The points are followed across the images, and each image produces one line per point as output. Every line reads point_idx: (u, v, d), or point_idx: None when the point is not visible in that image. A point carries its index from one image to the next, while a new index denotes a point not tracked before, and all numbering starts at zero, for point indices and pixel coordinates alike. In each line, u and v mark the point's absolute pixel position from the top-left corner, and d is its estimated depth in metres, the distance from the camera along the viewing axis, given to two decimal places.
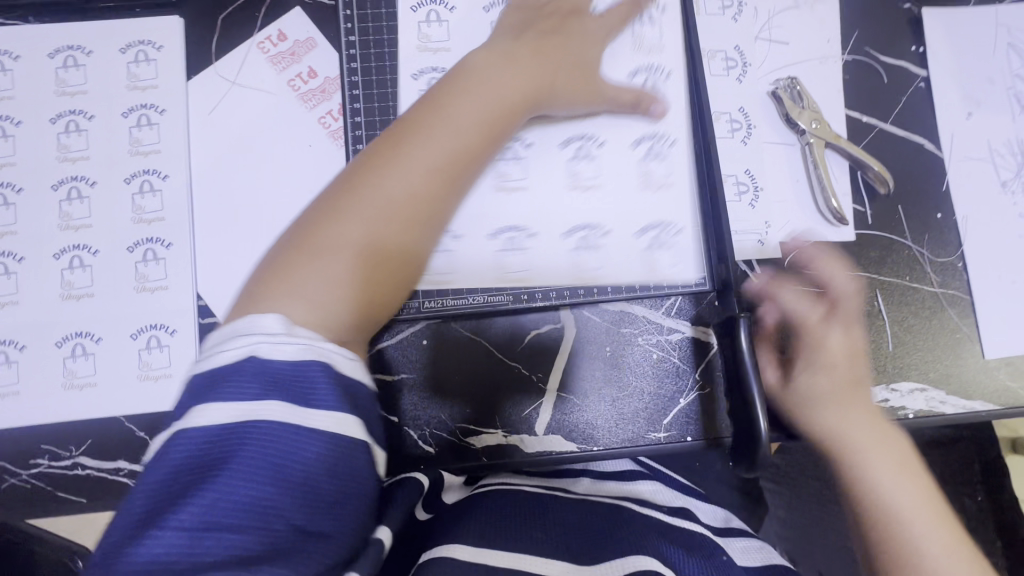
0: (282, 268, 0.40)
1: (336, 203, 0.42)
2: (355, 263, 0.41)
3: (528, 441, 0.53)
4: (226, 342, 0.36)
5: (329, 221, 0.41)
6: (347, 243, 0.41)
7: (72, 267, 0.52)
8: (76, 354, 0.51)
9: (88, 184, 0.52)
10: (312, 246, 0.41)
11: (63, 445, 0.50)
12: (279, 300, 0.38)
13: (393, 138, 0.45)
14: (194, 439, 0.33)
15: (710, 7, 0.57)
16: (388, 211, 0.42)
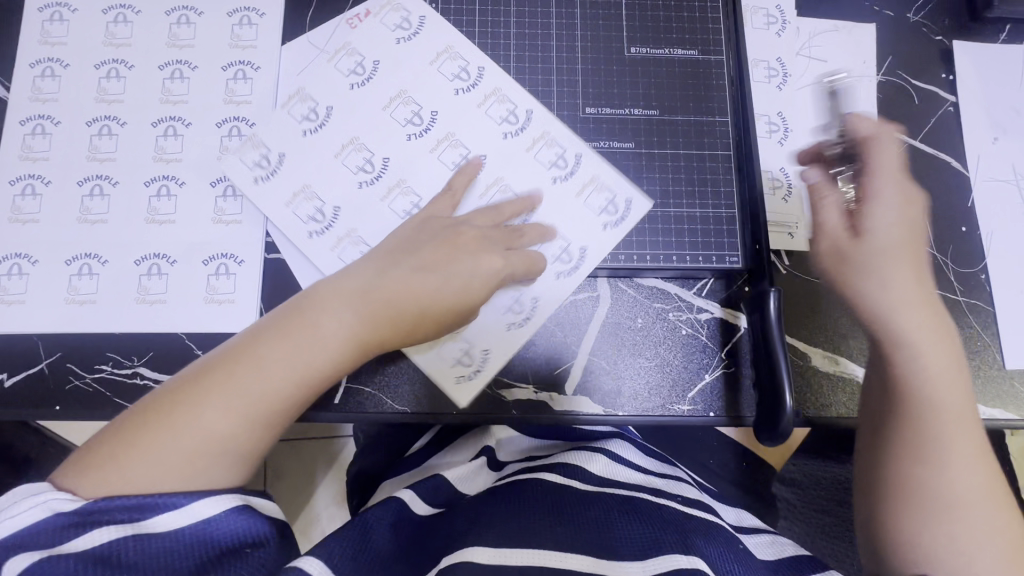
0: (131, 436, 0.43)
1: (285, 340, 0.46)
2: (208, 431, 0.43)
3: (559, 400, 0.56)
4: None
5: (176, 409, 0.43)
6: (168, 435, 0.42)
7: (160, 195, 0.57)
8: (152, 272, 0.55)
9: (184, 124, 0.58)
10: (310, 312, 0.47)
11: (128, 354, 0.54)
12: (252, 374, 0.44)
13: (243, 345, 0.46)
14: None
15: (756, 22, 0.63)
16: (218, 408, 0.43)
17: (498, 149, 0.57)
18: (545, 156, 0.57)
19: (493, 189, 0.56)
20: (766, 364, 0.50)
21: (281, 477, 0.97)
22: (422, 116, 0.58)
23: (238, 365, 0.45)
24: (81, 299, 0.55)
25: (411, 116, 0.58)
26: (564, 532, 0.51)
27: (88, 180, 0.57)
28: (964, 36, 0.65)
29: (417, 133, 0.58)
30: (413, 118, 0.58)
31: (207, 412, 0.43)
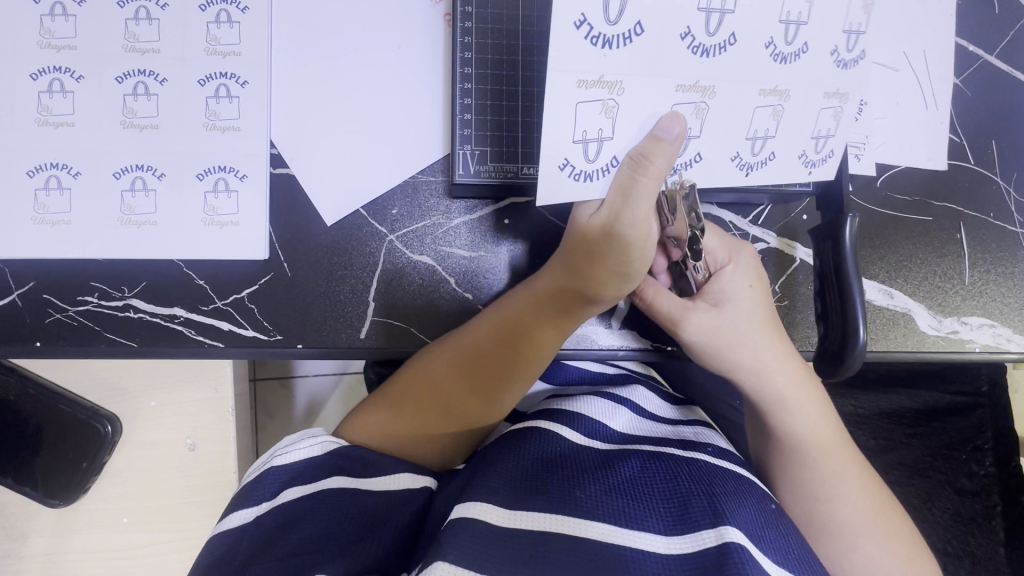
0: (392, 420, 0.49)
1: (516, 332, 0.49)
2: (464, 380, 0.49)
3: (602, 333, 0.54)
4: (298, 440, 0.46)
5: (429, 380, 0.49)
6: (442, 382, 0.49)
7: (136, 94, 0.47)
8: (136, 188, 0.47)
9: (158, 4, 0.47)
10: (511, 331, 0.49)
11: (116, 284, 0.47)
12: (469, 350, 0.49)
13: (461, 351, 0.49)
14: (270, 514, 0.42)
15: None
16: (472, 360, 0.49)
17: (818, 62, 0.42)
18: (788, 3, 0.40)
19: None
20: (838, 296, 0.49)
21: (273, 416, 0.94)
22: None
23: (441, 408, 0.49)
24: (52, 219, 0.46)
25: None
26: (586, 498, 0.44)
27: (44, 73, 0.46)
28: None
29: None
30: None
31: (439, 373, 0.49)
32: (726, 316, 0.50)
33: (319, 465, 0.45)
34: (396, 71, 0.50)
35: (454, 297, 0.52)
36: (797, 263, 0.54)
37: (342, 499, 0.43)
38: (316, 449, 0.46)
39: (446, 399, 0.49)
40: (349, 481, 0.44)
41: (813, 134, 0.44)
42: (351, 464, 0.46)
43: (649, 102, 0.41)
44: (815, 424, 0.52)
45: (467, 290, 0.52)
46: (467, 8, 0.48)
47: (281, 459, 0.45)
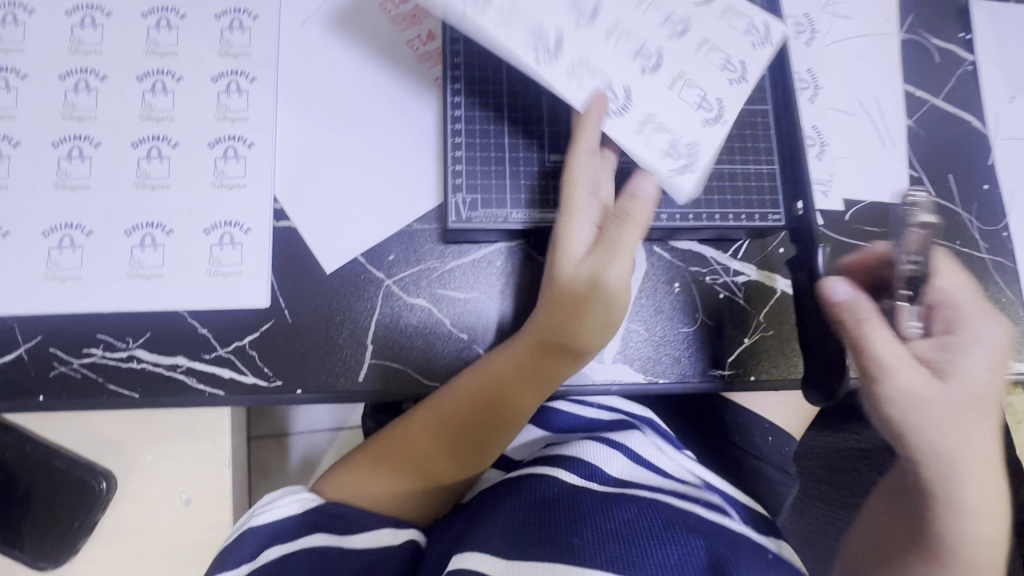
0: (370, 480, 0.50)
1: (503, 387, 0.50)
2: (445, 440, 0.51)
3: (594, 368, 0.54)
4: (277, 499, 0.48)
5: (414, 440, 0.51)
6: (425, 440, 0.51)
7: (149, 157, 0.51)
8: (146, 243, 0.49)
9: (174, 78, 0.52)
10: (498, 386, 0.50)
11: (120, 335, 0.49)
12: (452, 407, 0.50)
13: (445, 411, 0.51)
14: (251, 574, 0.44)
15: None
16: (455, 418, 0.50)
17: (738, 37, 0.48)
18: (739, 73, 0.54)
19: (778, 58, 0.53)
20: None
21: (267, 476, 0.92)
22: None
23: (421, 460, 0.51)
24: (63, 275, 0.48)
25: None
26: (586, 543, 0.45)
27: (64, 140, 0.50)
28: None
29: None
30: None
31: (421, 434, 0.51)
32: (958, 369, 0.45)
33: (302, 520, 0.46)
34: (389, 129, 0.54)
35: (449, 338, 0.53)
36: (778, 295, 0.57)
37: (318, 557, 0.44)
38: (295, 507, 0.47)
39: (425, 458, 0.51)
40: (327, 538, 0.46)
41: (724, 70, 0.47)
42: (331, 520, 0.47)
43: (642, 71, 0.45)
44: (981, 496, 0.44)
45: (461, 329, 0.53)
46: (456, 72, 0.53)
47: (258, 520, 0.46)
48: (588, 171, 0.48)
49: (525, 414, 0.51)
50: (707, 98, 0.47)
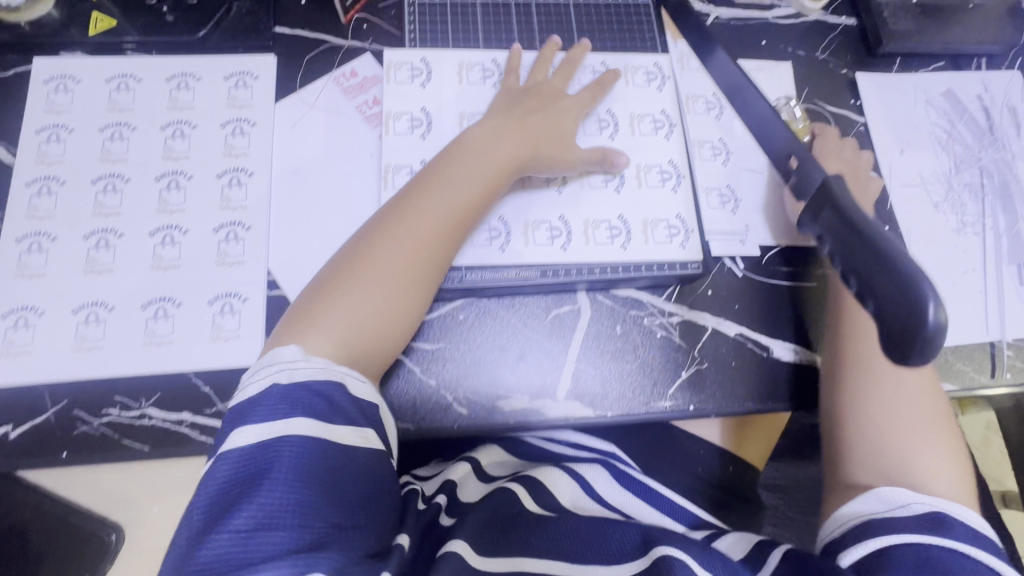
0: (329, 284, 0.56)
1: (368, 247, 0.57)
2: (375, 287, 0.55)
3: (549, 406, 0.60)
4: (255, 370, 0.50)
5: (351, 270, 0.56)
6: (360, 280, 0.55)
7: (164, 243, 0.60)
8: (159, 315, 0.58)
9: (186, 177, 0.63)
10: (355, 269, 0.56)
11: (135, 396, 0.56)
12: (396, 218, 0.58)
13: (371, 251, 0.57)
14: (240, 450, 0.46)
15: (692, 63, 0.73)
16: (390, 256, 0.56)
17: (637, 197, 0.67)
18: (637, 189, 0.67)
19: (665, 177, 0.68)
20: (866, 251, 0.38)
21: None
22: (606, 118, 0.70)
23: (313, 311, 0.54)
24: (88, 346, 0.57)
25: (410, 125, 0.67)
26: (540, 543, 0.53)
27: (94, 233, 0.60)
28: (865, 68, 0.78)
29: (614, 131, 0.69)
30: (414, 122, 0.67)
31: (348, 285, 0.55)
32: None
33: (280, 397, 0.48)
34: (365, 207, 0.65)
35: (420, 384, 0.60)
36: (710, 330, 0.64)
37: (304, 447, 0.46)
38: (296, 354, 0.51)
39: (361, 318, 0.54)
40: (314, 429, 0.47)
41: (669, 240, 0.65)
42: (315, 400, 0.48)
43: (580, 228, 0.65)
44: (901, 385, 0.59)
45: (430, 376, 0.60)
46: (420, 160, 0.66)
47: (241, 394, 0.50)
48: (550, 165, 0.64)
49: (399, 237, 0.57)
50: (628, 237, 0.65)
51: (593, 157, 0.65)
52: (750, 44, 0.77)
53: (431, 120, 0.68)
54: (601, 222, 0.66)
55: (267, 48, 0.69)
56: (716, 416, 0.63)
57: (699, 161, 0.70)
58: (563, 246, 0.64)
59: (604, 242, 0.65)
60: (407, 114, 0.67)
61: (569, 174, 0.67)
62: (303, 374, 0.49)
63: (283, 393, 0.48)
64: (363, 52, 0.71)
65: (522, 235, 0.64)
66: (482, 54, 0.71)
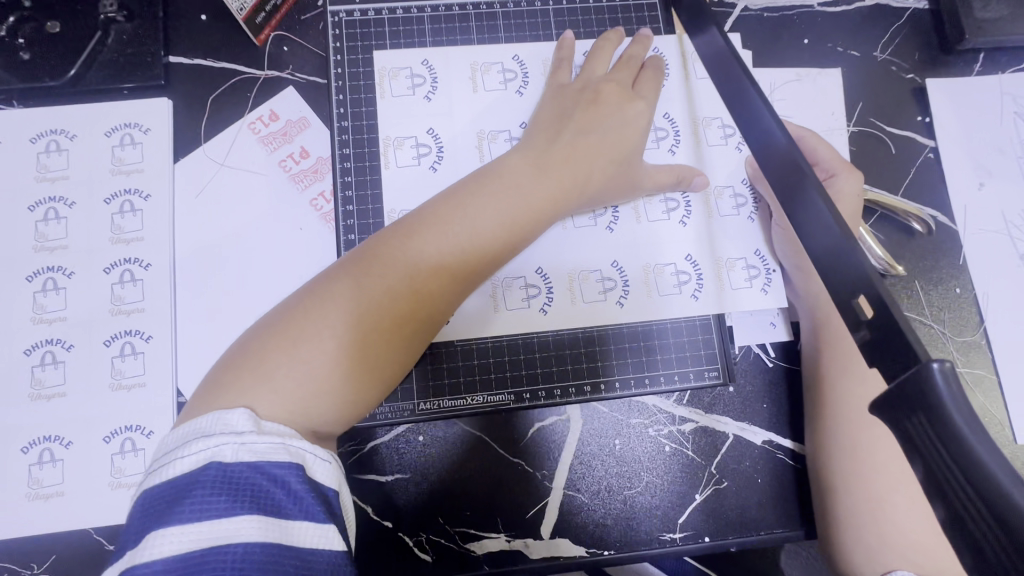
0: (288, 321, 0.39)
1: (338, 287, 0.40)
2: (349, 337, 0.38)
3: (533, 546, 0.49)
4: (186, 443, 0.33)
5: (327, 300, 0.39)
6: (337, 326, 0.38)
7: (44, 363, 0.48)
8: (44, 460, 0.47)
9: (66, 274, 0.50)
10: (318, 313, 0.39)
11: (25, 562, 0.46)
12: (407, 239, 0.42)
13: (359, 274, 0.40)
14: (158, 563, 0.30)
15: (699, 71, 0.54)
16: (388, 296, 0.40)
17: (691, 236, 0.51)
18: (695, 223, 0.51)
19: (724, 203, 0.52)
20: (942, 438, 0.25)
21: None
22: (664, 125, 0.52)
23: (260, 361, 0.37)
24: None
25: (416, 152, 0.50)
26: None
27: None
28: (938, 70, 0.60)
29: (673, 143, 0.52)
30: (421, 148, 0.50)
31: (321, 322, 0.38)
32: None
33: (220, 484, 0.32)
34: None
35: (374, 526, 0.49)
36: (731, 440, 0.52)
37: (257, 553, 0.31)
38: (245, 424, 0.34)
39: (328, 375, 0.37)
40: (266, 528, 0.31)
41: (749, 285, 0.50)
42: (275, 490, 0.32)
43: (627, 273, 0.50)
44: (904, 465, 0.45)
45: (387, 517, 0.49)
46: (349, 235, 0.49)
47: (161, 477, 0.33)
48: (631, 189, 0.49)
49: (377, 281, 0.40)
50: (690, 283, 0.50)
51: (661, 178, 0.49)
52: (789, 43, 0.59)
53: (442, 143, 0.50)
54: (635, 275, 0.50)
55: (159, 87, 0.54)
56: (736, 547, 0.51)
57: (719, 217, 0.52)
58: (620, 302, 0.49)
59: (596, 299, 0.49)
60: (410, 137, 0.50)
61: (540, 250, 0.50)
62: (257, 453, 0.33)
63: (225, 475, 0.32)
64: (285, 85, 0.55)
65: (484, 339, 0.49)
66: (502, 50, 0.53)
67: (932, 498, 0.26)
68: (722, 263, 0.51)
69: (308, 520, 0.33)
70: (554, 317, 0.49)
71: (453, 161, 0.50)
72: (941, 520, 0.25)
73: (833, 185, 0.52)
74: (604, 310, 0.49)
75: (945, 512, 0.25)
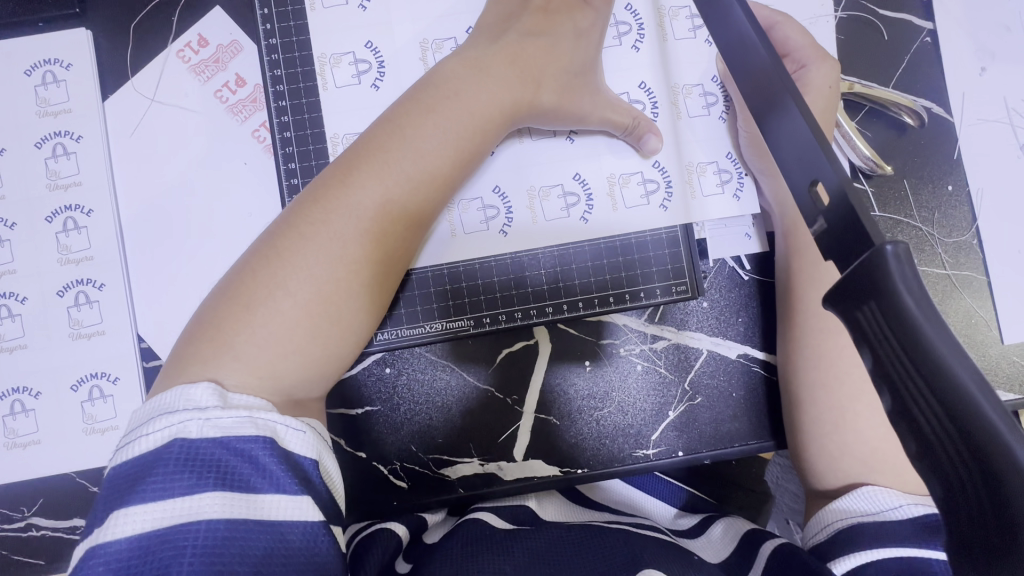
0: (239, 290, 0.36)
1: (282, 245, 0.37)
2: (313, 287, 0.36)
3: (506, 468, 0.50)
4: (150, 420, 0.31)
5: (278, 259, 0.36)
6: (296, 280, 0.36)
7: (1, 317, 0.48)
8: (16, 411, 0.47)
9: (8, 226, 0.48)
10: (267, 275, 0.36)
11: (15, 506, 0.48)
12: (351, 175, 0.38)
13: (308, 221, 0.37)
14: (119, 545, 0.27)
15: None
16: (346, 239, 0.37)
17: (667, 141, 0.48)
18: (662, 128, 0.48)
19: (693, 102, 0.48)
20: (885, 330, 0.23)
21: None
22: (626, 20, 0.47)
23: (215, 334, 0.35)
24: None
25: (355, 69, 0.46)
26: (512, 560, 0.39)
27: None
28: None
29: (637, 39, 0.48)
30: (360, 63, 0.46)
31: (275, 282, 0.36)
32: None
33: (184, 462, 0.29)
34: (245, 240, 0.49)
35: (349, 457, 0.49)
36: (704, 355, 0.50)
37: (222, 530, 0.28)
38: (210, 399, 0.31)
39: (297, 332, 0.35)
40: (231, 504, 0.29)
41: (721, 190, 0.48)
42: (240, 465, 0.30)
43: (588, 188, 0.47)
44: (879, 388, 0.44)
45: (362, 448, 0.49)
46: (290, 164, 0.46)
47: (123, 457, 0.30)
48: (592, 104, 0.45)
49: (326, 230, 0.37)
50: (657, 194, 0.47)
51: (618, 111, 0.45)
52: None
53: (383, 56, 0.46)
54: (599, 189, 0.47)
55: (75, 17, 0.49)
56: (711, 460, 0.51)
57: (687, 120, 0.48)
58: (584, 218, 0.47)
59: (559, 215, 0.47)
60: (347, 51, 0.46)
61: (496, 167, 0.47)
62: (222, 428, 0.30)
63: (189, 452, 0.29)
64: (211, 6, 0.50)
65: (442, 267, 0.47)
66: None
67: (880, 388, 0.24)
68: (689, 170, 0.48)
69: (278, 494, 0.30)
70: (515, 237, 0.47)
71: (395, 76, 0.46)
72: (888, 409, 0.24)
73: (803, 78, 0.48)
74: (567, 228, 0.47)
75: (893, 404, 0.23)
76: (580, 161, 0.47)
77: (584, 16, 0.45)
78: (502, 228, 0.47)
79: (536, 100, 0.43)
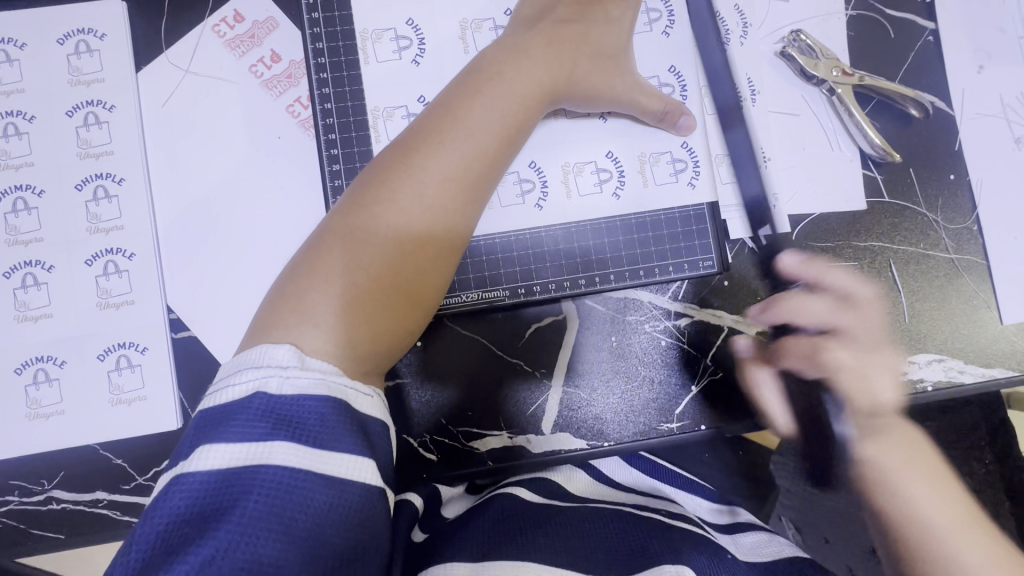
0: (312, 264, 0.37)
1: (350, 223, 0.38)
2: (382, 261, 0.37)
3: (534, 441, 0.51)
4: (238, 372, 0.33)
5: (346, 237, 0.38)
6: (366, 254, 0.37)
7: (26, 286, 0.47)
8: (40, 380, 0.47)
9: (35, 193, 0.48)
10: (338, 250, 0.37)
11: (35, 479, 0.47)
12: (409, 155, 0.40)
13: (373, 200, 0.39)
14: (200, 478, 0.30)
15: None
16: (409, 215, 0.38)
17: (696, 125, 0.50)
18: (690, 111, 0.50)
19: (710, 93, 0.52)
20: None
21: None
22: (656, 8, 0.50)
23: (293, 303, 0.36)
24: None
25: (396, 46, 0.47)
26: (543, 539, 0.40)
27: None
28: None
29: (666, 27, 0.50)
30: (401, 41, 0.47)
31: (346, 256, 0.37)
32: None
33: (264, 413, 0.31)
34: (279, 213, 0.50)
35: None
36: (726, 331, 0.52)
37: (290, 478, 0.30)
38: (289, 359, 0.33)
39: (370, 302, 0.37)
40: (301, 457, 0.30)
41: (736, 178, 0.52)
42: (313, 423, 0.31)
43: (619, 166, 0.49)
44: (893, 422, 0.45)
45: (395, 422, 0.50)
46: (330, 135, 0.46)
47: (212, 401, 0.32)
48: (627, 85, 0.46)
49: (389, 207, 0.38)
50: (686, 171, 0.50)
51: (650, 94, 0.47)
52: None
53: (424, 35, 0.47)
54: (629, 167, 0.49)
55: None
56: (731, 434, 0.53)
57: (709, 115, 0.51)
58: (616, 194, 0.49)
59: (592, 191, 0.49)
60: (389, 28, 0.47)
61: (533, 144, 0.49)
62: (299, 388, 0.32)
63: (268, 405, 0.31)
64: None
65: (479, 240, 0.49)
66: None
67: None
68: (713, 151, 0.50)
69: (343, 453, 0.31)
70: (549, 212, 0.49)
71: (434, 55, 0.47)
72: None
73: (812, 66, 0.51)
74: (601, 204, 0.49)
75: None
76: (612, 140, 0.49)
77: (617, 3, 0.47)
78: (537, 202, 0.49)
79: (576, 83, 0.45)
